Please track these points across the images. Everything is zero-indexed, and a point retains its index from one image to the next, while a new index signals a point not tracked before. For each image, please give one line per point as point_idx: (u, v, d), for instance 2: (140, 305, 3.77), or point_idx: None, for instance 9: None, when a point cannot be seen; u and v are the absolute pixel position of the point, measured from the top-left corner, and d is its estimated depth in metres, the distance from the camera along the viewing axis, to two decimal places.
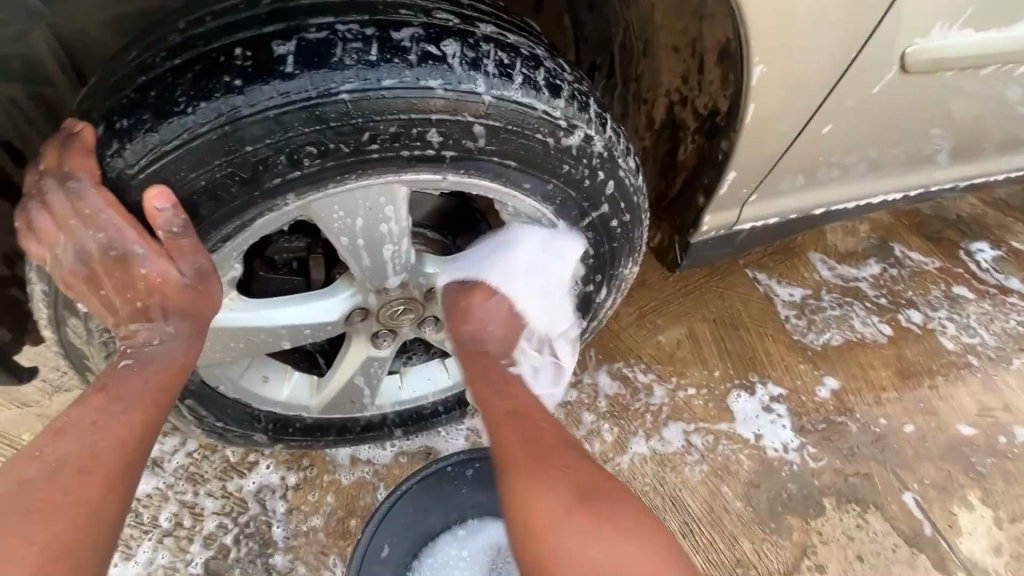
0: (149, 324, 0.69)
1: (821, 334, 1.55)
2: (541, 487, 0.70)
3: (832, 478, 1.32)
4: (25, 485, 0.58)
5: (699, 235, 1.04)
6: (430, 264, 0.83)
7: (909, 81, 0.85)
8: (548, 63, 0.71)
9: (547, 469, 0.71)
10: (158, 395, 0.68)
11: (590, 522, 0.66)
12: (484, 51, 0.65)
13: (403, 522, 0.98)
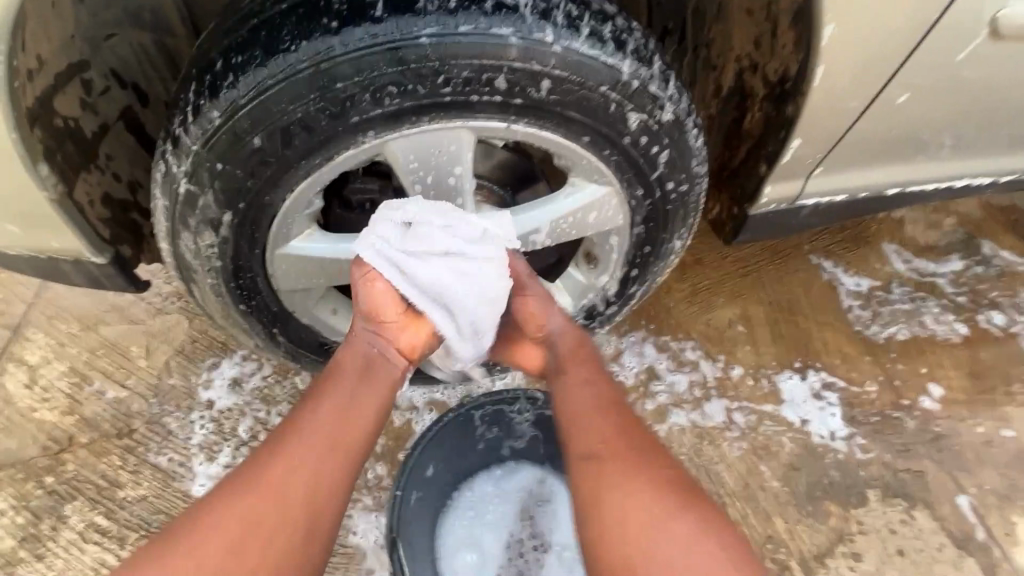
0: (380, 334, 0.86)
1: (885, 327, 1.48)
2: (619, 461, 0.76)
3: (879, 471, 1.28)
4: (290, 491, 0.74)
5: (758, 208, 1.02)
6: (487, 213, 0.87)
7: (1000, 50, 0.80)
8: (617, 19, 0.73)
9: (624, 446, 0.77)
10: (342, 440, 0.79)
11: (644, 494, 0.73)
12: (555, 3, 0.69)
13: (446, 453, 1.05)
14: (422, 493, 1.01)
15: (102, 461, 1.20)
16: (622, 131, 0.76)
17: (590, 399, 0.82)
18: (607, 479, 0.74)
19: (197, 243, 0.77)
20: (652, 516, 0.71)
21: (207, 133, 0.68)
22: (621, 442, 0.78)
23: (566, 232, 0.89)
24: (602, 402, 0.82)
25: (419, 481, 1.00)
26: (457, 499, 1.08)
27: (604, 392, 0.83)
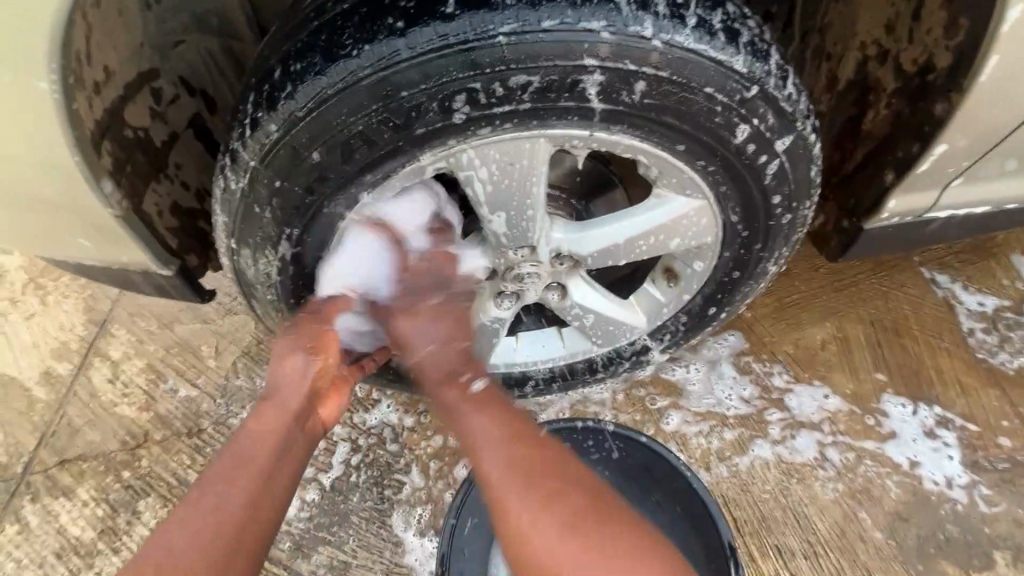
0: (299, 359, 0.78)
1: (1016, 356, 1.27)
2: (530, 526, 0.66)
3: (1009, 529, 1.09)
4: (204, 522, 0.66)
5: (877, 222, 0.87)
6: (560, 229, 0.80)
7: None
8: (728, 6, 0.62)
9: (535, 505, 0.67)
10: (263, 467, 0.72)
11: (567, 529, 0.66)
12: None
13: None
14: (478, 519, 0.98)
15: (173, 459, 1.23)
16: (726, 138, 0.65)
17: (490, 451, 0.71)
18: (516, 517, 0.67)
19: (256, 260, 0.74)
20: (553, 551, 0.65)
21: (264, 147, 0.63)
22: (531, 498, 0.67)
23: (645, 248, 0.80)
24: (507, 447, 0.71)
25: (476, 507, 0.98)
26: None
27: (507, 431, 0.72)
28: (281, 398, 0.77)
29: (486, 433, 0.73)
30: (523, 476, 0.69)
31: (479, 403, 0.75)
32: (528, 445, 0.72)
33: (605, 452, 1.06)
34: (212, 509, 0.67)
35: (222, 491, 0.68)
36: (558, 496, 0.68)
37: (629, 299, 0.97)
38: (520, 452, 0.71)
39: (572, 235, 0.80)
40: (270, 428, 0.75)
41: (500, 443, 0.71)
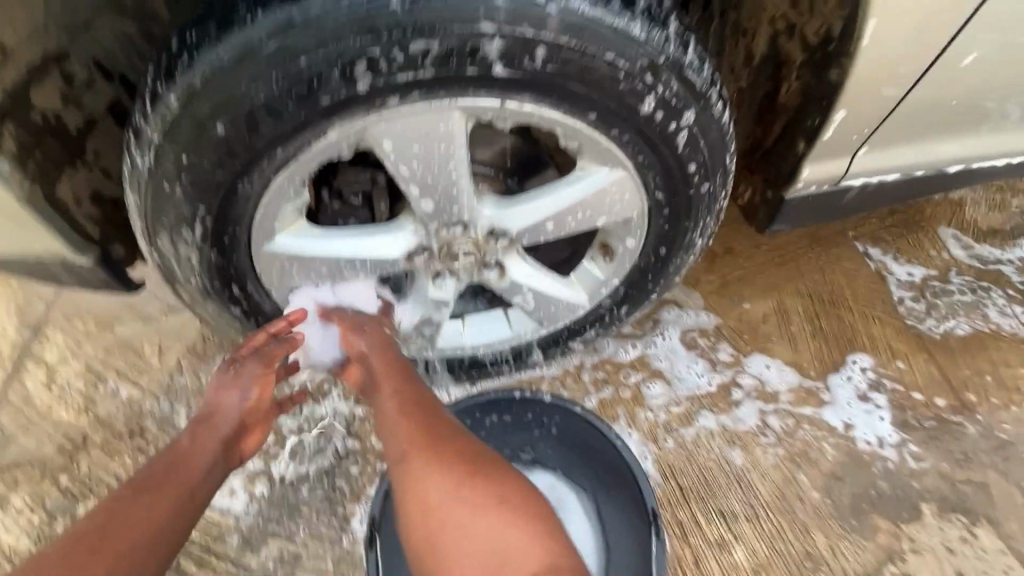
0: (238, 388, 0.82)
1: (941, 322, 1.35)
2: (424, 476, 0.70)
3: (935, 483, 1.14)
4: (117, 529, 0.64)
5: (795, 191, 0.92)
6: (490, 206, 0.82)
7: None
8: None
9: (432, 457, 0.71)
10: (193, 482, 0.72)
11: (479, 498, 0.68)
12: None
13: None
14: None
15: (114, 461, 1.20)
16: (632, 105, 0.67)
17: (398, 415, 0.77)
18: (421, 475, 0.70)
19: (174, 245, 0.72)
20: (461, 512, 0.67)
21: (166, 120, 0.62)
22: (426, 452, 0.72)
23: (572, 223, 0.82)
24: (417, 420, 0.76)
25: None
26: None
27: (410, 403, 0.78)
28: (210, 423, 0.79)
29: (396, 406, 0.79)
30: (421, 434, 0.74)
31: (399, 383, 0.81)
32: (431, 412, 0.78)
33: (544, 426, 1.08)
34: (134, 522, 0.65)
35: (144, 503, 0.67)
36: (449, 449, 0.72)
37: (570, 276, 0.99)
38: (422, 415, 0.77)
39: (502, 212, 0.82)
40: (202, 444, 0.77)
41: (410, 412, 0.77)
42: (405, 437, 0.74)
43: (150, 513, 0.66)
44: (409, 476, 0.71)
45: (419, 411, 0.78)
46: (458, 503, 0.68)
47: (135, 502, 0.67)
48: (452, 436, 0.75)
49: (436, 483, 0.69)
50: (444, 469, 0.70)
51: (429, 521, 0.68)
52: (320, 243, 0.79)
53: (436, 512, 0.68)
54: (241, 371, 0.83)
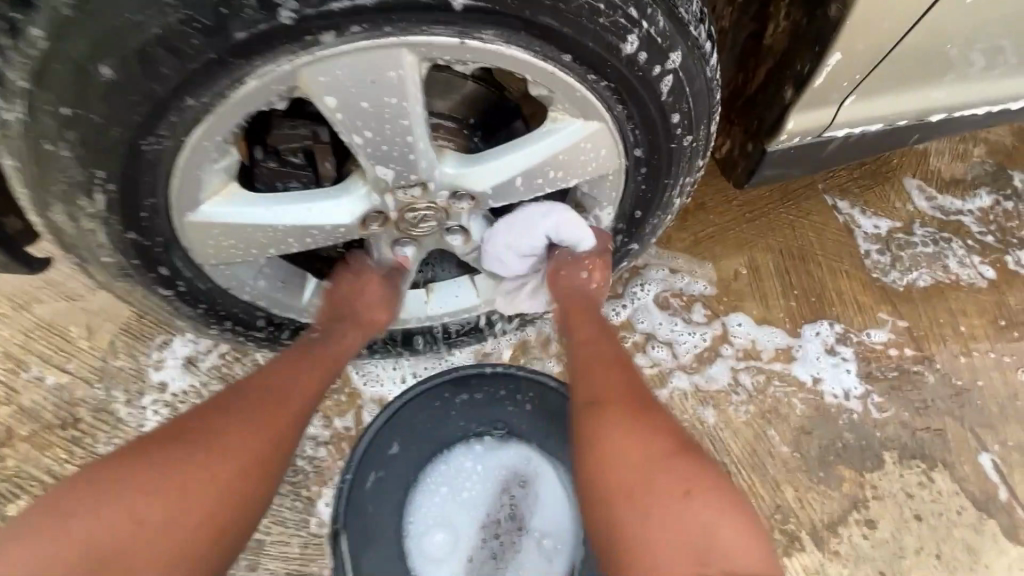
0: (351, 293, 0.89)
1: (905, 274, 1.37)
2: (617, 436, 0.72)
3: (896, 431, 1.17)
4: (263, 398, 0.77)
5: (777, 143, 0.86)
6: (452, 162, 0.73)
7: None
8: None
9: (626, 418, 0.73)
10: (327, 362, 0.85)
11: (670, 471, 0.68)
12: None
13: (413, 421, 0.99)
14: (383, 473, 0.97)
15: (45, 455, 1.09)
16: (613, 45, 0.59)
17: (597, 363, 0.81)
18: (614, 429, 0.72)
19: (71, 215, 0.62)
20: (652, 481, 0.68)
21: (37, 61, 0.52)
22: (620, 414, 0.73)
23: (542, 183, 0.75)
24: (621, 381, 0.78)
25: (379, 460, 0.97)
26: (424, 480, 1.00)
27: (611, 360, 0.81)
28: (338, 324, 0.89)
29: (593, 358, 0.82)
30: (620, 394, 0.76)
31: (599, 334, 0.85)
32: (620, 372, 0.80)
33: (518, 403, 1.01)
34: (288, 393, 0.79)
35: (292, 377, 0.81)
36: (643, 422, 0.73)
37: None
38: (619, 378, 0.79)
39: (465, 169, 0.73)
40: (338, 340, 0.88)
41: (610, 369, 0.80)
42: (606, 393, 0.77)
43: (288, 388, 0.79)
44: (598, 427, 0.73)
45: (615, 369, 0.80)
46: (659, 478, 0.68)
47: (286, 375, 0.81)
48: (640, 398, 0.77)
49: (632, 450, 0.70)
50: (636, 439, 0.71)
51: (612, 483, 0.69)
52: (263, 206, 0.70)
53: (625, 474, 0.69)
54: (356, 278, 0.90)
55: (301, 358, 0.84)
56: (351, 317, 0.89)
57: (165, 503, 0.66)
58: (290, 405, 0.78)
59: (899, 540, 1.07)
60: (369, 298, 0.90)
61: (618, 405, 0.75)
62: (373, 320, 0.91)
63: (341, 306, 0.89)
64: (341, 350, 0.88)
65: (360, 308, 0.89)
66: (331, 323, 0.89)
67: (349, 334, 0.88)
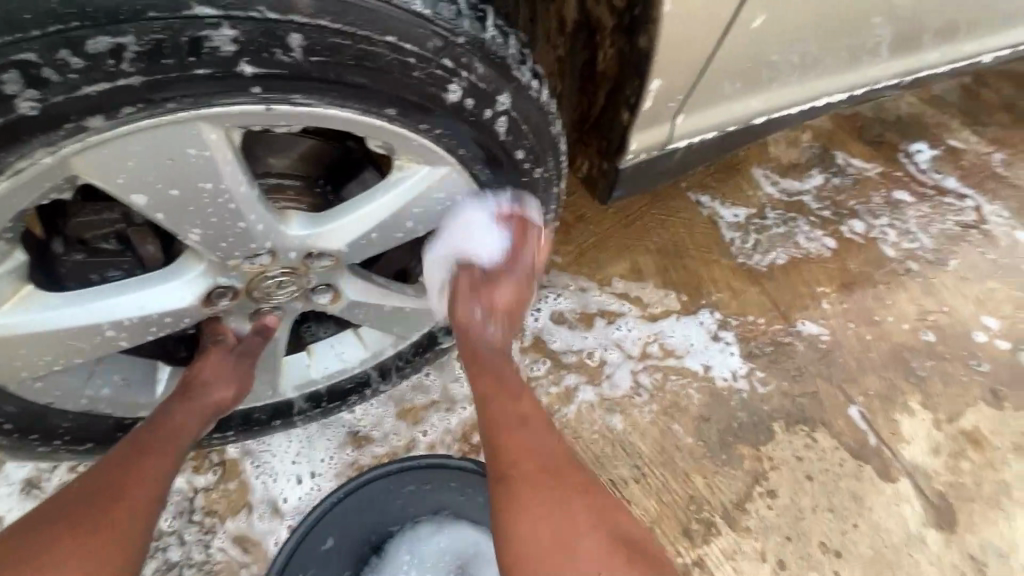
0: (198, 366, 0.82)
1: (766, 255, 1.51)
2: (512, 452, 0.77)
3: (781, 401, 1.27)
4: (94, 491, 0.67)
5: (627, 160, 0.90)
6: (300, 224, 0.68)
7: None
8: None
9: (524, 437, 0.79)
10: (175, 444, 0.76)
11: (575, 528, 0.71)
12: None
13: (350, 517, 0.96)
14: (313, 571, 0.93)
15: None
16: (433, 94, 0.59)
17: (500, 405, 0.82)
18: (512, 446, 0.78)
19: None
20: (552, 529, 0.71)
21: None
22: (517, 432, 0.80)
23: (403, 229, 0.73)
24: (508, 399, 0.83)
25: (312, 558, 0.93)
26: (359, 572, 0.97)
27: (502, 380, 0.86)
28: (179, 403, 0.80)
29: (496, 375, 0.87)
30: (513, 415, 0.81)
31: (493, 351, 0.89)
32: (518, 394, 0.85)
33: (470, 495, 0.99)
34: (139, 476, 0.70)
35: (134, 466, 0.70)
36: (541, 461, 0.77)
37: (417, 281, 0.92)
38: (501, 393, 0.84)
39: (314, 230, 0.69)
40: (188, 414, 0.79)
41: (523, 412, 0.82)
42: (519, 445, 0.78)
43: (132, 476, 0.69)
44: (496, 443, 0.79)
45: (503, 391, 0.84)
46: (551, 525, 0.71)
47: (131, 464, 0.70)
48: (547, 445, 0.79)
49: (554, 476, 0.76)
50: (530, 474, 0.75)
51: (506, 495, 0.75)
52: (82, 301, 0.64)
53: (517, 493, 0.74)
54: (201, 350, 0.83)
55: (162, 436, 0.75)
56: (189, 399, 0.80)
57: (85, 559, 0.61)
58: (155, 471, 0.71)
59: (797, 503, 1.16)
60: (211, 373, 0.82)
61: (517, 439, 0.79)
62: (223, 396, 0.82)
63: (188, 384, 0.82)
64: (202, 414, 0.80)
65: (214, 380, 0.81)
66: (180, 400, 0.80)
67: (204, 409, 0.80)
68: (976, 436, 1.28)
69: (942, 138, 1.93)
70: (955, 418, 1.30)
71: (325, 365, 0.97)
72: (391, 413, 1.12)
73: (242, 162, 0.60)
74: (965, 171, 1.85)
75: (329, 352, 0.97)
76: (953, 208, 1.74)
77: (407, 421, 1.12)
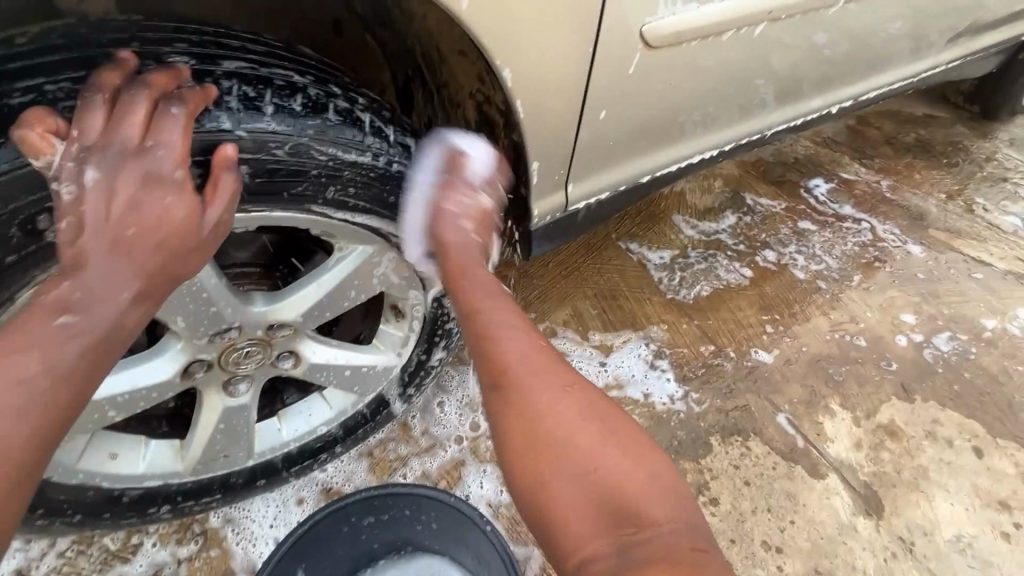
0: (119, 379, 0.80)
1: (691, 289, 1.70)
2: (526, 392, 0.78)
3: (715, 417, 1.41)
4: None
5: (535, 222, 1.10)
6: (261, 302, 0.86)
7: (657, 56, 0.98)
8: (311, 89, 0.79)
9: (537, 374, 0.80)
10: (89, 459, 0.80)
11: (601, 437, 0.75)
12: (226, 87, 0.74)
13: (315, 548, 1.03)
14: None
15: None
16: (348, 195, 0.83)
17: (511, 337, 0.84)
18: (522, 388, 0.79)
19: None
20: (577, 450, 0.74)
21: None
22: (531, 372, 0.80)
23: (348, 298, 0.93)
24: (523, 342, 0.84)
25: None
26: None
27: (498, 312, 0.88)
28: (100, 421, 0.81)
29: (509, 330, 0.86)
30: (522, 358, 0.82)
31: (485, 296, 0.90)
32: (531, 344, 0.84)
33: (424, 523, 1.08)
34: None
35: None
36: (555, 376, 0.80)
37: (373, 343, 1.06)
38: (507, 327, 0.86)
39: (271, 305, 0.86)
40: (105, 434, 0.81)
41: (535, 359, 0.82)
42: (539, 386, 0.79)
43: None
44: (503, 392, 0.80)
45: (514, 324, 0.86)
46: (572, 443, 0.74)
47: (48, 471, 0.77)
48: (560, 372, 0.81)
49: (581, 411, 0.77)
50: (551, 404, 0.77)
51: (525, 433, 0.76)
52: None
53: (528, 420, 0.77)
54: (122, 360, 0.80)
55: (86, 298, 0.68)
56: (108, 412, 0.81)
57: None
58: None
59: (738, 507, 1.27)
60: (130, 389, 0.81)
61: (524, 369, 0.81)
62: (191, 236, 0.72)
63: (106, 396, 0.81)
64: (117, 343, 0.71)
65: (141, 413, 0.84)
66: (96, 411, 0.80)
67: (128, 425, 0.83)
68: (893, 429, 1.43)
69: (837, 173, 2.22)
70: (872, 415, 1.45)
71: (295, 428, 1.08)
72: (361, 468, 1.23)
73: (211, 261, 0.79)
74: (859, 199, 2.12)
75: (297, 415, 1.09)
76: (852, 231, 1.98)
77: (374, 473, 1.23)
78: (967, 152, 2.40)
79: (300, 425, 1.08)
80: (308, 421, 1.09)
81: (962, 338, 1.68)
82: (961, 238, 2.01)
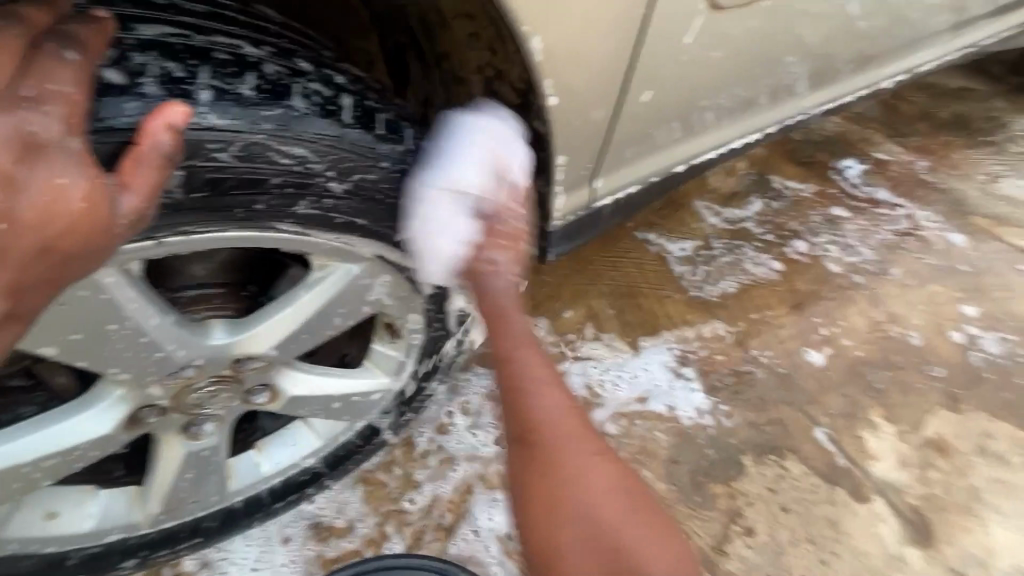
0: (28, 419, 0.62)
1: (716, 285, 1.54)
2: (558, 462, 0.75)
3: (747, 433, 1.28)
4: None
5: (555, 223, 0.92)
6: (221, 332, 0.70)
7: (717, 23, 0.82)
8: (268, 66, 0.63)
9: (574, 444, 0.76)
10: None
11: (626, 520, 0.74)
12: (144, 68, 0.57)
13: None
14: None
15: None
16: (319, 201, 0.66)
17: (550, 405, 0.77)
18: (556, 458, 0.75)
19: None
20: (598, 530, 0.72)
21: None
22: (567, 442, 0.76)
23: (333, 325, 0.77)
24: (560, 408, 0.78)
25: None
26: None
27: (539, 366, 0.81)
28: None
29: (547, 394, 0.78)
30: (561, 426, 0.77)
31: (522, 346, 0.81)
32: (572, 413, 0.78)
33: None
34: None
35: None
36: (591, 452, 0.76)
37: (365, 363, 0.90)
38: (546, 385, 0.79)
39: (234, 337, 0.70)
40: None
41: (571, 428, 0.77)
42: (573, 458, 0.75)
43: None
44: (533, 453, 0.75)
45: (549, 385, 0.79)
46: (595, 522, 0.73)
47: None
48: (595, 445, 0.77)
49: (609, 489, 0.75)
50: (582, 477, 0.75)
51: (546, 496, 0.74)
52: None
53: (553, 487, 0.74)
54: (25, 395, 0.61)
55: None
56: None
57: None
58: None
59: (776, 538, 1.15)
60: None
61: (561, 436, 0.76)
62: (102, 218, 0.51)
63: None
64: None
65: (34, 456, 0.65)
66: None
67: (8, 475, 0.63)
68: (940, 443, 1.30)
69: (869, 152, 2.04)
70: (918, 428, 1.32)
71: (274, 462, 0.92)
72: (355, 498, 1.09)
73: (149, 297, 0.64)
74: (894, 181, 1.94)
75: (278, 448, 0.93)
76: (889, 218, 1.82)
77: (370, 504, 1.09)
78: (1006, 129, 2.22)
79: (279, 458, 0.92)
80: (289, 453, 0.93)
81: (1010, 338, 1.54)
82: (1005, 225, 1.85)
